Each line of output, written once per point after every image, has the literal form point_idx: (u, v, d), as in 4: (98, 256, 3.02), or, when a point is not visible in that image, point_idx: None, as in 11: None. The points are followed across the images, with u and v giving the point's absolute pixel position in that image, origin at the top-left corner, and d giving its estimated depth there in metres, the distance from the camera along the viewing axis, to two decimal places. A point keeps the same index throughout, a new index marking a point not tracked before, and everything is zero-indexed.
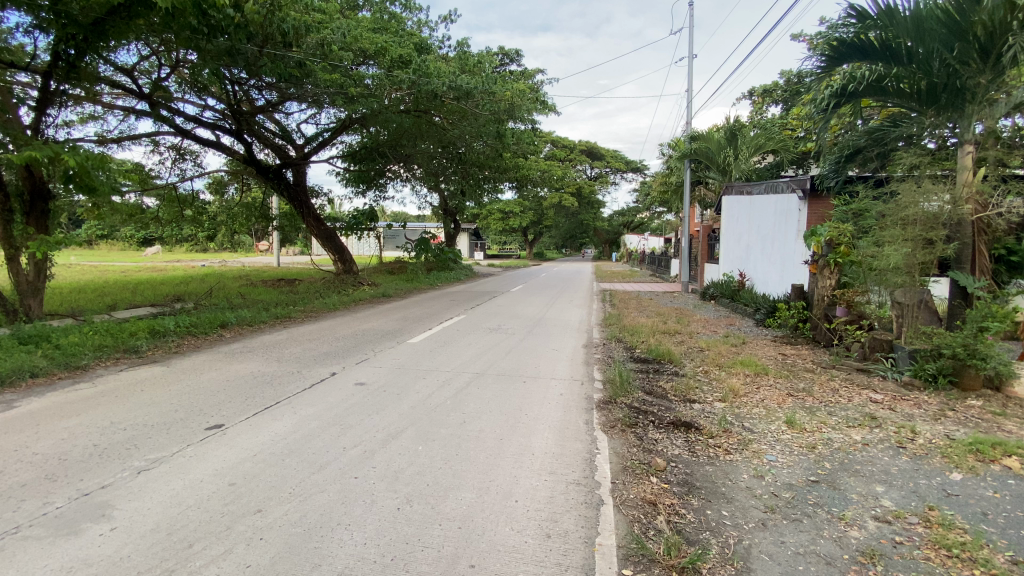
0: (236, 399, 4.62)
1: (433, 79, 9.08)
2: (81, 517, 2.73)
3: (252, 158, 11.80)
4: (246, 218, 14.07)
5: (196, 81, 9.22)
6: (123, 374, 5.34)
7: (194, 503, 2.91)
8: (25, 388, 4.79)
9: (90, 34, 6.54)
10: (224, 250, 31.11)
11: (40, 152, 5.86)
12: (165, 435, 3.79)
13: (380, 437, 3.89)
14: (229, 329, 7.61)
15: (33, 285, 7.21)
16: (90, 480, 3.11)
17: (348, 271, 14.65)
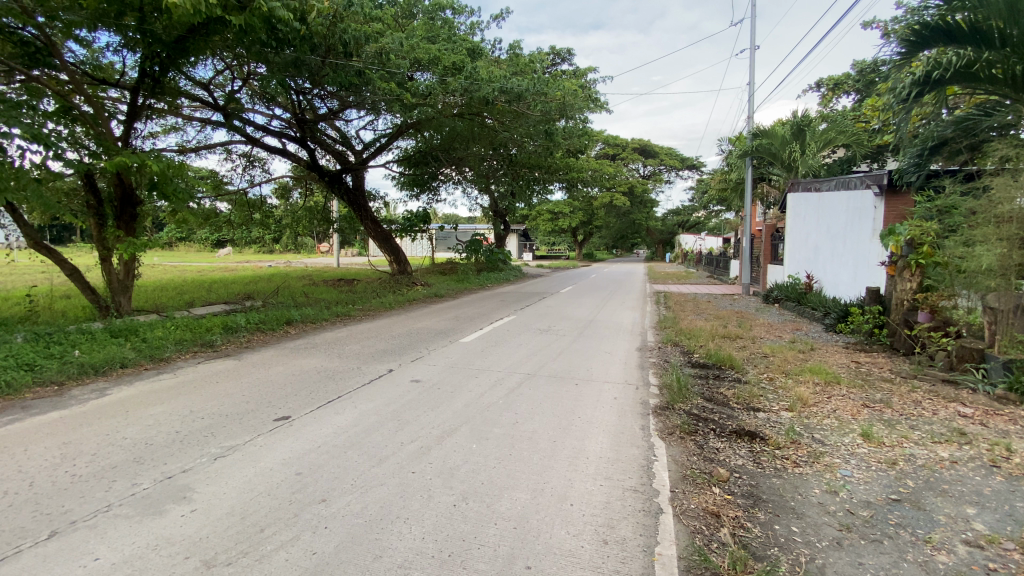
0: (301, 393, 4.84)
1: (484, 83, 9.16)
2: (164, 498, 2.93)
3: (314, 164, 12.37)
4: (309, 221, 14.85)
5: (264, 92, 9.75)
6: (200, 366, 5.74)
7: (265, 490, 3.06)
8: (115, 377, 5.24)
9: (173, 51, 7.09)
10: (289, 251, 32.92)
11: (129, 159, 6.42)
12: (238, 425, 4.03)
13: (436, 434, 3.95)
14: (294, 326, 8.02)
15: (123, 283, 7.86)
16: (172, 464, 3.35)
17: (402, 271, 15.06)
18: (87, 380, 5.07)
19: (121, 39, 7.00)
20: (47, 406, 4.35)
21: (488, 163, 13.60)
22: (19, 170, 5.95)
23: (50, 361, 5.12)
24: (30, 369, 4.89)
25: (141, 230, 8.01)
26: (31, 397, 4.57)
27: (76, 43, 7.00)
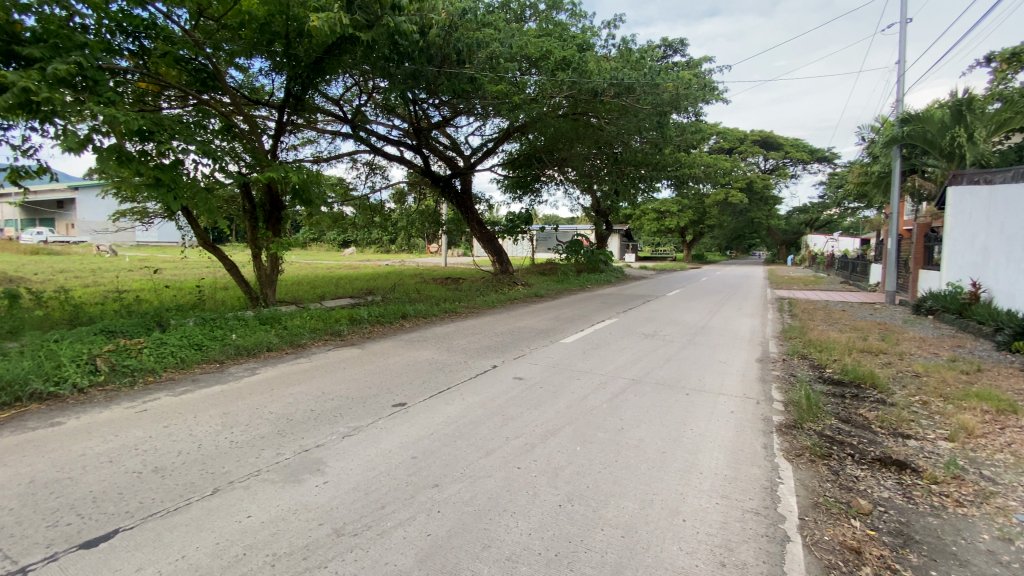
0: (415, 382, 5.17)
1: (592, 77, 9.07)
2: (302, 468, 3.29)
3: (427, 170, 13.13)
4: (421, 223, 15.91)
5: (385, 104, 10.55)
6: (329, 353, 6.36)
7: (385, 470, 3.30)
8: (263, 358, 6.03)
9: (312, 71, 7.94)
10: (403, 251, 35.36)
11: (276, 169, 7.31)
12: (362, 408, 4.40)
13: (540, 432, 3.97)
14: (408, 319, 8.58)
15: (269, 277, 9.00)
16: (307, 438, 3.75)
17: (505, 271, 15.44)
18: (241, 359, 5.89)
19: (271, 64, 8.00)
20: (211, 380, 5.10)
21: (592, 163, 13.43)
22: (194, 180, 7.08)
23: (213, 342, 6.02)
24: (199, 348, 5.78)
25: (283, 230, 9.10)
26: (199, 372, 5.40)
27: (236, 70, 8.14)
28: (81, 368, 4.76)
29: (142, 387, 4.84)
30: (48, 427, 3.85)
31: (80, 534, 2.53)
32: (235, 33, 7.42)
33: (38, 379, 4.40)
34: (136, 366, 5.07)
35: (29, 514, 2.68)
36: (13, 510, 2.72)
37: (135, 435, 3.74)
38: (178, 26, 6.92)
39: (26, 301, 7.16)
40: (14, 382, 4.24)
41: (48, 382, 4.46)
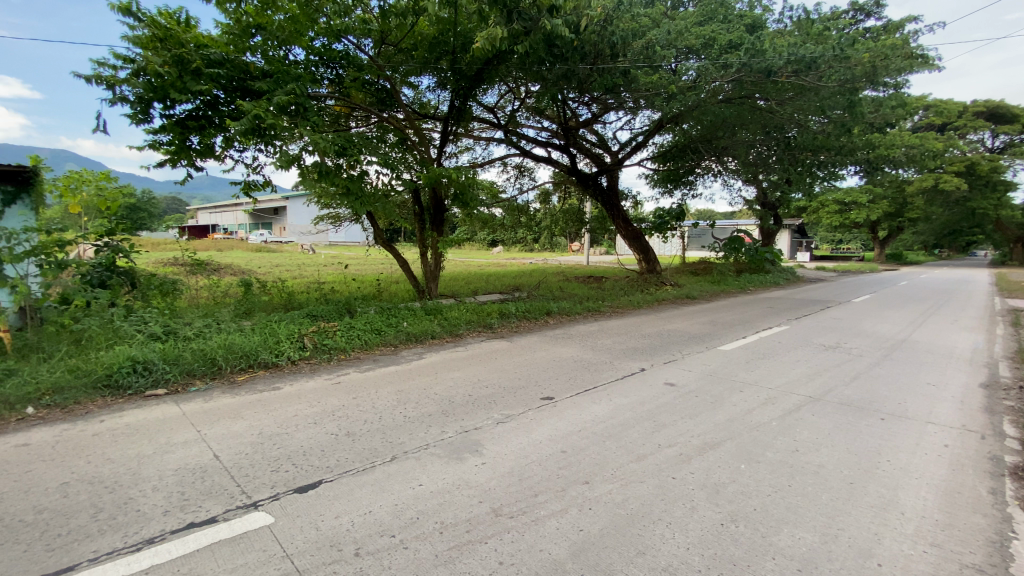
0: (562, 378, 5.26)
1: (765, 55, 8.26)
2: (463, 448, 3.57)
3: (574, 169, 13.18)
4: (565, 222, 16.08)
5: (536, 107, 10.85)
6: (484, 344, 6.80)
7: (537, 459, 3.42)
8: (426, 345, 6.70)
9: (472, 82, 8.50)
10: (547, 250, 36.11)
11: (441, 173, 8.00)
12: (513, 397, 4.61)
13: (697, 443, 3.73)
14: (553, 316, 8.75)
15: (432, 273, 9.92)
16: (466, 421, 4.05)
17: (653, 271, 14.89)
18: (410, 345, 6.61)
19: (437, 79, 8.76)
20: (387, 362, 5.82)
21: (756, 151, 12.12)
22: (375, 188, 8.13)
23: (389, 328, 6.85)
24: (378, 333, 6.63)
25: (445, 230, 9.98)
26: (378, 353, 6.21)
27: (409, 88, 9.11)
28: (294, 345, 5.80)
29: (336, 363, 5.74)
30: (272, 390, 4.77)
31: (295, 480, 3.09)
32: (409, 55, 8.27)
33: (265, 351, 5.47)
34: (332, 345, 6.01)
35: (261, 458, 3.35)
36: (250, 454, 3.42)
37: (331, 403, 4.43)
38: (365, 54, 7.99)
39: (255, 288, 8.97)
40: (249, 351, 5.34)
41: (272, 353, 5.53)
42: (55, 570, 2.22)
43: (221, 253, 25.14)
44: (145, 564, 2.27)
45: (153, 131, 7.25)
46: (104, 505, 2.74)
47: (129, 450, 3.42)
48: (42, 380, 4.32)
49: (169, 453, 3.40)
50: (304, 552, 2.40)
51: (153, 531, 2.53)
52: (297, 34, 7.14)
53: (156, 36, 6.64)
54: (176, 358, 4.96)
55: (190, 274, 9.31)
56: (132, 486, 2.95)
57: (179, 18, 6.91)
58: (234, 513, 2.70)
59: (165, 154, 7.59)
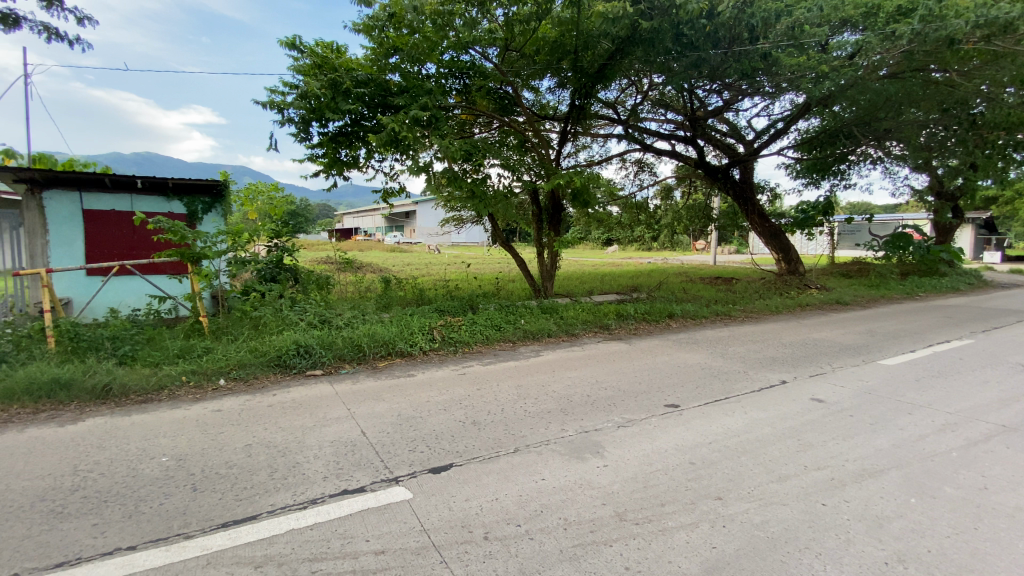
0: (688, 385, 4.97)
1: (948, 21, 7.01)
2: (585, 447, 3.55)
3: (702, 162, 12.33)
4: (689, 220, 15.18)
5: (660, 100, 10.37)
6: (602, 345, 6.69)
7: (663, 468, 3.28)
8: (544, 342, 6.79)
9: (594, 79, 8.38)
10: (667, 250, 34.33)
11: (561, 176, 7.97)
12: (635, 402, 4.47)
13: (852, 469, 3.28)
14: (675, 319, 8.33)
15: (549, 272, 10.03)
16: (587, 421, 4.03)
17: (793, 271, 13.52)
18: (528, 342, 6.76)
19: (558, 80, 8.78)
20: (507, 357, 6.00)
21: (927, 133, 10.15)
22: (497, 190, 8.42)
23: (508, 325, 7.07)
24: (498, 329, 6.87)
25: (562, 230, 10.01)
26: (499, 348, 6.45)
27: (530, 91, 9.28)
28: (425, 336, 6.28)
29: (462, 355, 6.09)
30: (407, 376, 5.21)
31: (429, 461, 3.33)
32: (532, 58, 8.42)
33: (401, 341, 5.99)
34: (457, 339, 6.38)
35: (400, 438, 3.67)
36: (390, 433, 3.75)
37: (458, 392, 4.69)
38: (489, 62, 8.30)
39: (391, 284, 9.86)
40: (389, 341, 5.88)
41: (407, 343, 6.03)
42: (243, 517, 2.64)
43: (362, 252, 28.01)
44: (310, 520, 2.62)
45: (311, 147, 8.30)
46: (277, 467, 3.20)
47: (295, 421, 3.96)
48: (230, 357, 5.19)
49: (326, 426, 3.87)
50: (438, 529, 2.58)
51: (315, 493, 2.90)
52: (428, 49, 7.67)
53: (315, 64, 7.61)
54: (330, 343, 5.64)
55: (339, 271, 10.51)
56: (298, 452, 3.41)
57: (332, 46, 7.84)
58: (379, 485, 2.99)
59: (320, 166, 8.65)
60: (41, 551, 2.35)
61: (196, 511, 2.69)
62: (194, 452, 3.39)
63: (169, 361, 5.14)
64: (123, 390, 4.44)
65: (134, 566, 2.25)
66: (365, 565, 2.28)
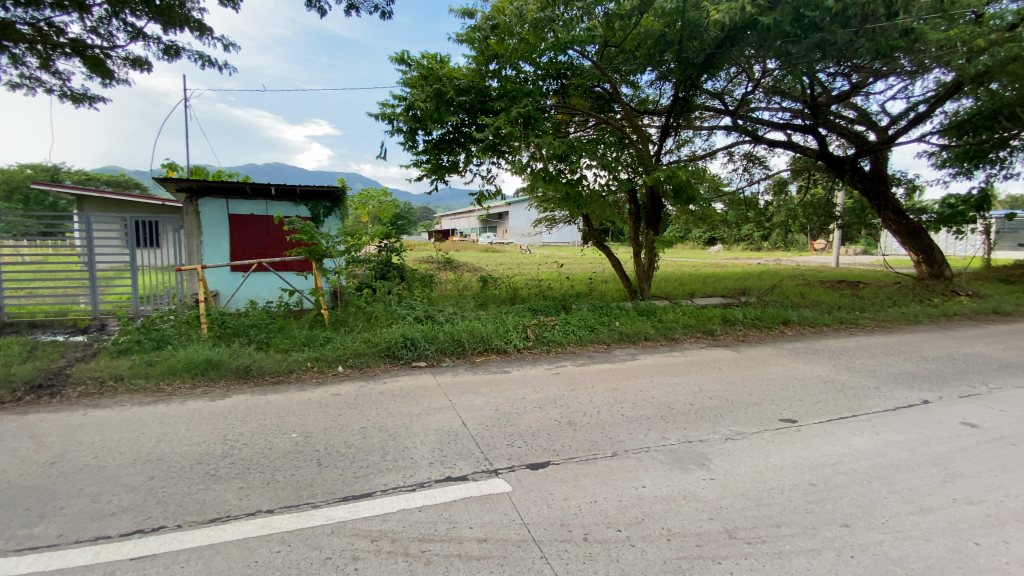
0: (806, 399, 4.53)
1: None
2: (689, 458, 3.38)
3: (823, 153, 11.16)
4: (806, 217, 13.82)
5: (775, 87, 9.55)
6: (704, 351, 6.32)
7: (778, 487, 3.02)
8: (641, 346, 6.57)
9: (700, 70, 7.93)
10: (778, 251, 31.45)
11: (662, 171, 7.61)
12: (745, 414, 4.17)
13: (1019, 507, 2.77)
14: (790, 326, 7.63)
15: (646, 273, 9.69)
16: (690, 430, 3.83)
17: (936, 276, 11.80)
18: (624, 345, 6.58)
19: (659, 73, 8.43)
20: (602, 359, 5.89)
21: None
22: (593, 190, 8.30)
23: (602, 326, 6.95)
24: (592, 330, 6.77)
25: (661, 228, 9.61)
26: (593, 349, 6.35)
27: (629, 87, 9.03)
28: (520, 334, 6.39)
29: (556, 354, 6.10)
30: (503, 373, 5.33)
31: (527, 457, 3.37)
32: (632, 54, 8.18)
33: (498, 338, 6.15)
34: (551, 338, 6.40)
35: (499, 432, 3.76)
36: (489, 426, 3.87)
37: (553, 391, 4.71)
38: (587, 59, 8.21)
39: (487, 283, 10.13)
40: (486, 338, 6.07)
41: (503, 341, 6.17)
42: (360, 493, 2.88)
43: (459, 253, 29.10)
44: (419, 502, 2.78)
45: (417, 154, 8.79)
46: (388, 449, 3.45)
47: (403, 409, 4.23)
48: (347, 347, 5.67)
49: (429, 415, 4.09)
50: (538, 524, 2.60)
51: (422, 477, 3.07)
52: (527, 53, 7.75)
53: (421, 75, 8.06)
54: (432, 337, 5.96)
55: (440, 269, 11.02)
56: (406, 438, 3.63)
57: (437, 58, 8.22)
58: (480, 475, 3.10)
59: (424, 171, 9.13)
60: (199, 506, 2.74)
61: (321, 484, 2.98)
62: (318, 431, 3.75)
63: (297, 348, 5.75)
64: (260, 371, 5.05)
65: (273, 527, 2.55)
66: (469, 550, 2.38)
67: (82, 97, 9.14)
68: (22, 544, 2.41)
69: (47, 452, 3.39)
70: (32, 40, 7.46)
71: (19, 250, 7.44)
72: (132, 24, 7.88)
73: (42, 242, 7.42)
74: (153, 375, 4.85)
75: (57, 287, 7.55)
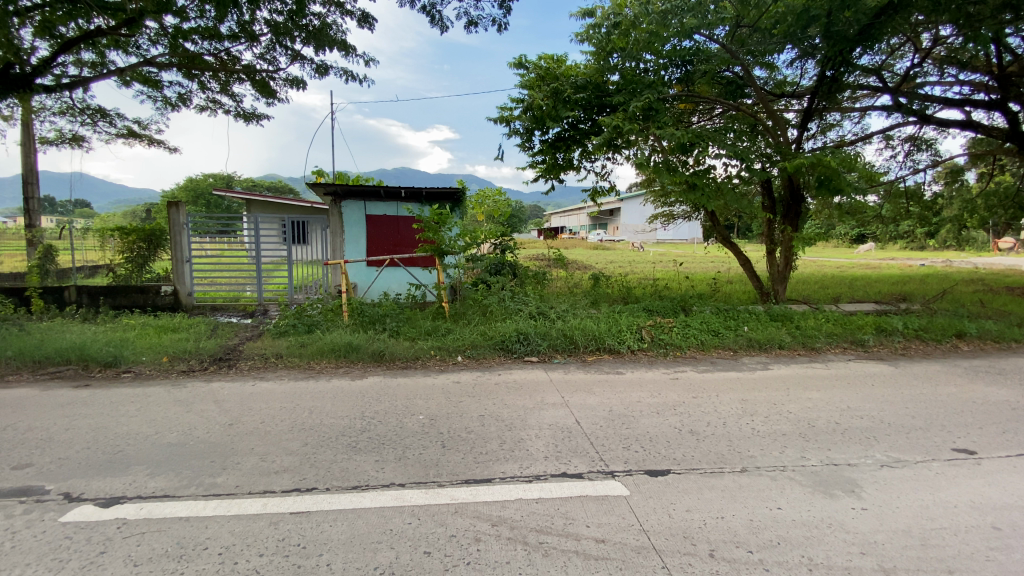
0: (991, 428, 3.77)
1: None
2: (833, 482, 3.00)
3: (1016, 132, 9.22)
4: (989, 210, 11.53)
5: (950, 57, 8.11)
6: (851, 364, 5.57)
7: (952, 527, 2.55)
8: (774, 354, 5.99)
9: (854, 44, 7.00)
10: (948, 250, 26.66)
11: (806, 159, 6.82)
12: (907, 440, 3.59)
13: None
14: (967, 340, 6.42)
15: (781, 274, 8.83)
16: (836, 452, 3.40)
17: None
18: (753, 352, 6.05)
19: (801, 51, 7.58)
20: (727, 366, 5.48)
21: None
22: (721, 181, 7.70)
23: (728, 331, 6.46)
24: (716, 335, 6.34)
25: (799, 224, 8.68)
26: (716, 355, 5.93)
27: (763, 69, 8.26)
28: (634, 336, 6.18)
29: (673, 358, 5.80)
30: (617, 374, 5.21)
31: (646, 462, 3.25)
32: (768, 32, 7.48)
33: (611, 338, 6.02)
34: (669, 341, 6.12)
35: (614, 434, 3.69)
36: (603, 427, 3.80)
37: (672, 397, 4.49)
38: (715, 43, 7.66)
39: (601, 281, 9.98)
40: (599, 336, 5.99)
41: (617, 341, 6.03)
42: (480, 478, 3.00)
43: (570, 251, 29.03)
44: (536, 494, 2.83)
45: (534, 154, 8.93)
46: (505, 439, 3.55)
47: (518, 401, 4.33)
48: (466, 339, 5.98)
49: (543, 409, 4.14)
50: (659, 533, 2.50)
51: (538, 469, 3.12)
52: (650, 43, 7.45)
53: (539, 76, 8.17)
54: (545, 334, 6.04)
55: (553, 267, 11.09)
56: (522, 430, 3.72)
57: (555, 57, 8.27)
58: (596, 476, 3.06)
59: (540, 171, 9.26)
60: (343, 474, 3.07)
61: (445, 465, 3.16)
62: (441, 415, 3.99)
63: (422, 337, 6.20)
64: (392, 356, 5.53)
65: (404, 500, 2.77)
66: (587, 549, 2.36)
67: (252, 115, 10.73)
68: (209, 490, 2.90)
69: (226, 415, 4.04)
70: (216, 69, 8.92)
71: (204, 246, 8.95)
72: (291, 49, 9.07)
73: (221, 238, 8.87)
74: (305, 355, 5.55)
75: (231, 277, 8.99)
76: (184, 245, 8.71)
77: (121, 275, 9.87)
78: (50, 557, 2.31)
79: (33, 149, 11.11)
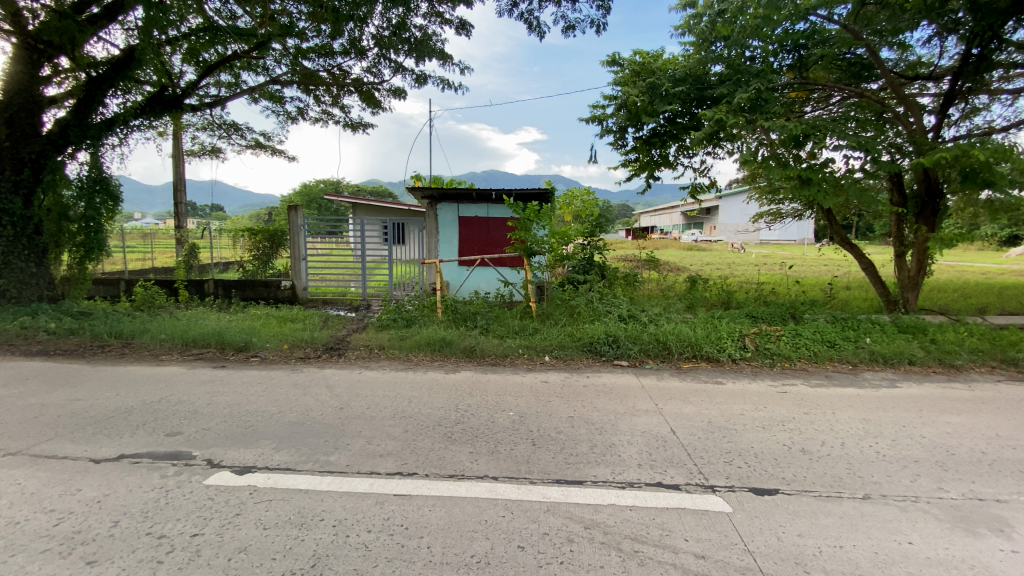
0: None
1: None
2: (978, 519, 2.60)
3: None
4: None
5: None
6: (1003, 386, 4.77)
7: None
8: (903, 370, 5.31)
9: (1008, 15, 6.04)
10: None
11: (951, 152, 5.97)
12: None
13: None
14: None
15: (913, 280, 7.80)
16: (982, 486, 2.95)
17: None
18: (877, 367, 5.41)
19: (940, 26, 6.67)
20: (844, 382, 4.96)
21: None
22: (839, 175, 6.98)
23: (847, 342, 5.84)
24: (832, 346, 5.77)
25: (936, 223, 7.62)
26: (832, 369, 5.39)
27: (893, 49, 7.36)
28: (736, 344, 5.80)
29: (780, 370, 5.36)
30: (716, 383, 4.93)
31: (749, 479, 3.04)
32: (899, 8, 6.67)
33: (709, 345, 5.71)
34: (775, 351, 5.66)
35: (713, 446, 3.50)
36: (701, 438, 3.62)
37: (780, 412, 4.15)
38: (835, 24, 6.98)
39: (697, 285, 9.49)
40: (695, 343, 5.71)
41: (715, 348, 5.70)
42: (572, 479, 3.00)
43: (662, 253, 27.95)
44: (630, 501, 2.77)
45: (626, 153, 8.74)
46: (596, 442, 3.52)
47: (608, 405, 4.26)
48: (553, 339, 6.00)
49: (635, 416, 4.04)
50: (765, 555, 2.33)
51: (631, 476, 3.05)
52: (758, 29, 6.96)
53: (635, 72, 7.94)
54: (635, 338, 5.89)
55: (645, 268, 10.74)
56: (613, 434, 3.66)
57: (651, 52, 8.00)
58: (694, 489, 2.92)
59: (633, 169, 9.03)
60: (440, 462, 3.22)
61: (536, 463, 3.20)
62: (532, 413, 4.04)
63: (511, 335, 6.32)
64: (482, 353, 5.71)
65: (497, 492, 2.85)
66: (685, 563, 2.27)
67: (359, 125, 11.61)
68: (323, 467, 3.19)
69: (337, 399, 4.42)
70: (329, 83, 9.77)
71: (317, 245, 9.84)
72: (394, 61, 9.69)
73: (331, 239, 9.70)
74: (404, 348, 5.90)
75: (340, 274, 9.80)
76: (300, 245, 9.65)
77: (249, 271, 11.17)
78: (197, 514, 2.68)
79: (183, 161, 12.92)
